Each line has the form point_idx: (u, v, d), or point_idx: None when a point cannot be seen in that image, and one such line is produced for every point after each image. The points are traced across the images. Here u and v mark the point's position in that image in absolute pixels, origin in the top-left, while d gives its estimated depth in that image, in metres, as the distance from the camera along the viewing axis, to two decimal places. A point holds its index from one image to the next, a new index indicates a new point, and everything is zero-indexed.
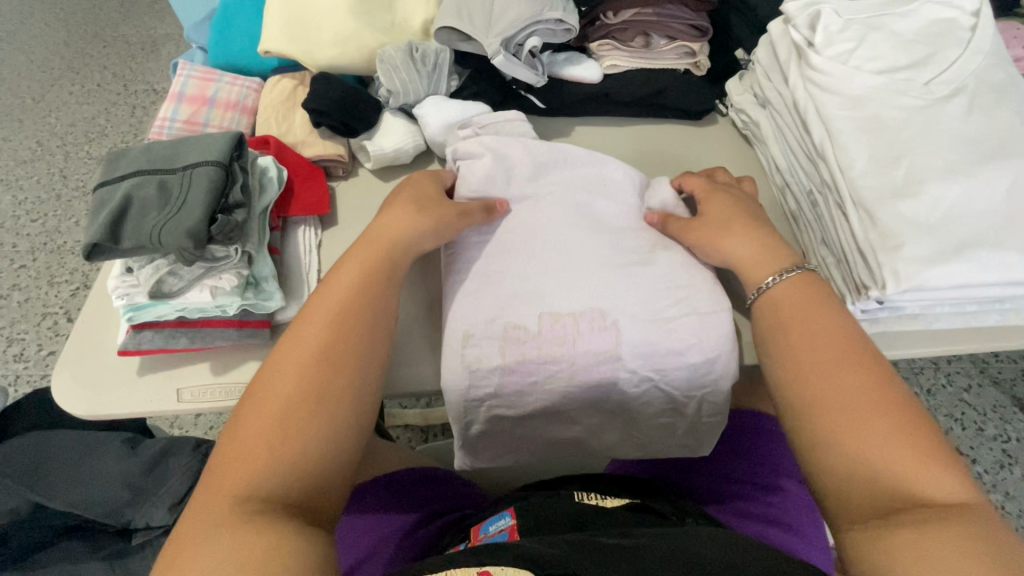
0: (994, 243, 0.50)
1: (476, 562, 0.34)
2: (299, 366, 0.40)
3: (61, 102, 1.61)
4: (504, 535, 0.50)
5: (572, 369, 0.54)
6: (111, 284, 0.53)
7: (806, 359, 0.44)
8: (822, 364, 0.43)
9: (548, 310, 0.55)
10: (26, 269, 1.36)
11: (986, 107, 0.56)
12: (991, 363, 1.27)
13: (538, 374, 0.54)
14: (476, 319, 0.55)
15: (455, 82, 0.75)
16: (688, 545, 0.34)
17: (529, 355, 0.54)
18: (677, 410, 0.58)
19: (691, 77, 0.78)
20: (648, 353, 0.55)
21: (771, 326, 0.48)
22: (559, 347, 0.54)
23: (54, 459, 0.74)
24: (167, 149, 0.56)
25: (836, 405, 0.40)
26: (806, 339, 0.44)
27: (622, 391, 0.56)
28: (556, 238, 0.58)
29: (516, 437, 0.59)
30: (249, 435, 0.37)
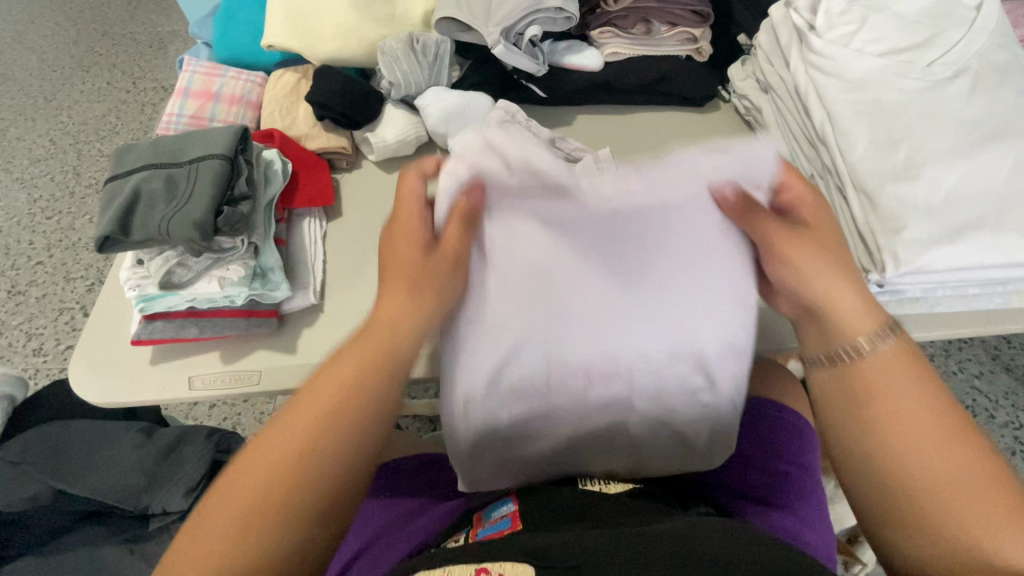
0: (994, 224, 0.50)
1: (475, 560, 0.36)
2: (281, 448, 0.37)
3: (72, 101, 1.63)
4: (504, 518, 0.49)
5: (582, 417, 0.49)
6: (125, 275, 0.55)
7: (890, 454, 0.39)
8: (905, 457, 0.39)
9: (558, 360, 0.47)
10: (43, 265, 1.39)
11: (989, 87, 0.55)
12: (1002, 350, 1.25)
13: (541, 427, 0.50)
14: (476, 379, 0.47)
15: (456, 73, 0.76)
16: (691, 537, 0.35)
17: (533, 410, 0.48)
18: (688, 446, 0.53)
19: (693, 63, 0.78)
20: (661, 399, 0.49)
21: (853, 403, 0.42)
22: (570, 401, 0.48)
23: (74, 446, 0.77)
24: (174, 142, 0.57)
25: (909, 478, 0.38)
26: (896, 417, 0.39)
27: (633, 435, 0.51)
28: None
29: None
30: (218, 522, 0.35)
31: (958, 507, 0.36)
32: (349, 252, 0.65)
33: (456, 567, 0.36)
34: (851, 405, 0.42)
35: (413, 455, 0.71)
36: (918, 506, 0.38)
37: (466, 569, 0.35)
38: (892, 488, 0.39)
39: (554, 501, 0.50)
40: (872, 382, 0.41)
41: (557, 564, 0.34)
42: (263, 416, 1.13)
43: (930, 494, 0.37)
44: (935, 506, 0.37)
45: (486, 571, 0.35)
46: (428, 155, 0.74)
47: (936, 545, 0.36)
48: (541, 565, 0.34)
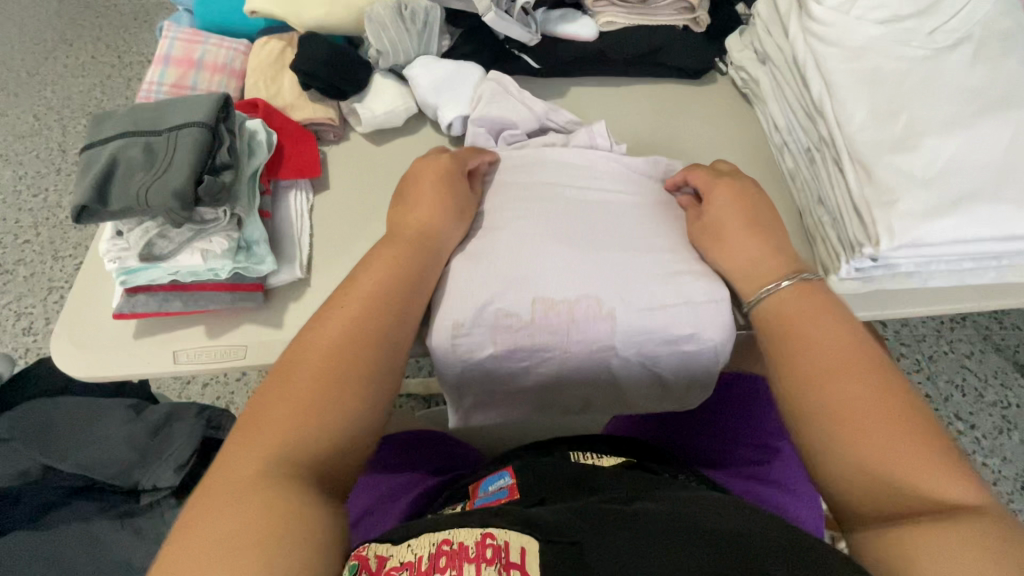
0: (991, 196, 0.49)
1: (479, 525, 0.35)
2: (321, 357, 0.39)
3: (56, 75, 1.59)
4: (502, 494, 0.49)
5: (564, 355, 0.55)
6: (104, 247, 0.53)
7: (803, 370, 0.41)
8: (817, 375, 0.40)
9: (541, 296, 0.54)
10: (30, 243, 1.36)
11: (991, 57, 0.54)
12: (994, 331, 1.26)
13: (528, 359, 0.55)
14: (466, 307, 0.53)
15: (446, 42, 0.73)
16: (690, 515, 0.35)
17: (521, 342, 0.54)
18: (667, 389, 0.59)
19: (690, 34, 0.75)
20: (642, 341, 0.55)
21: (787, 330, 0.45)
22: (552, 334, 0.54)
23: (63, 423, 0.77)
24: (153, 110, 0.55)
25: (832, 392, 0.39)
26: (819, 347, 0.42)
27: (614, 375, 0.57)
28: (555, 205, 0.58)
29: (511, 408, 0.60)
30: (274, 421, 0.36)
31: (869, 424, 0.37)
32: (336, 225, 0.64)
33: (459, 533, 0.35)
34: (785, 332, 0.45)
35: (402, 432, 0.72)
36: (834, 418, 0.38)
37: (470, 535, 0.34)
38: (808, 396, 0.40)
39: (548, 479, 0.50)
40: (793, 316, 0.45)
41: (558, 537, 0.33)
42: None
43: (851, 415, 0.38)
44: (845, 419, 0.38)
45: (491, 536, 0.34)
46: (417, 127, 0.72)
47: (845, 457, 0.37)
48: (545, 539, 0.33)
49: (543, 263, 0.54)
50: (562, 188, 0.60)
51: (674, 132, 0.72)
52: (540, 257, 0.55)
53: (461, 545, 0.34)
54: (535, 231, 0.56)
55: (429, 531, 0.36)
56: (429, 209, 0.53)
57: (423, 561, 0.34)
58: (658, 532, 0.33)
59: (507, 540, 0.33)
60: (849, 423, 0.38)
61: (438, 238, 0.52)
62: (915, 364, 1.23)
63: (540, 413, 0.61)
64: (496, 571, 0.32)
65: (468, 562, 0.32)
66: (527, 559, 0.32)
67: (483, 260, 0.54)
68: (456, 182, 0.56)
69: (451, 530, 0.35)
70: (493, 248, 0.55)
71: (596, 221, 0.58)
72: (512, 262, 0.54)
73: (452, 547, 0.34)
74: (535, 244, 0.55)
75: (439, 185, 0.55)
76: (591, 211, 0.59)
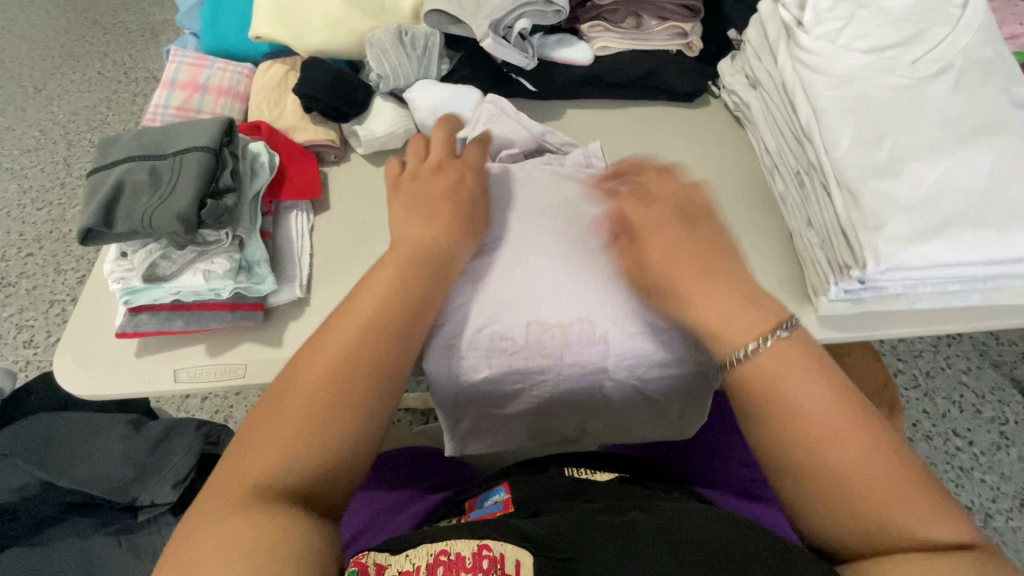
0: (974, 220, 0.50)
1: (476, 537, 0.36)
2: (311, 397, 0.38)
3: (63, 91, 1.62)
4: (497, 508, 0.50)
5: (558, 378, 0.56)
6: (108, 267, 0.54)
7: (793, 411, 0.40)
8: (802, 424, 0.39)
9: (536, 319, 0.55)
10: (34, 257, 1.38)
11: (973, 85, 0.56)
12: (990, 347, 1.27)
13: (523, 381, 0.56)
14: (463, 327, 0.54)
15: (445, 66, 0.75)
16: (677, 527, 0.36)
17: (515, 365, 0.55)
18: (660, 410, 0.60)
19: (683, 58, 0.77)
20: (634, 364, 0.55)
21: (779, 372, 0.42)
22: (548, 357, 0.55)
23: (64, 438, 0.78)
24: (159, 134, 0.57)
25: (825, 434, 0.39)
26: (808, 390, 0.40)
27: (607, 395, 0.58)
28: (548, 224, 0.57)
29: (507, 429, 0.60)
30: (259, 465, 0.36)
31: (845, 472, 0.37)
32: (336, 245, 0.65)
33: (456, 543, 0.36)
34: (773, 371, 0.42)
35: (399, 450, 0.73)
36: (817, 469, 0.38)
37: (466, 546, 0.36)
38: (788, 447, 0.39)
39: (541, 488, 0.51)
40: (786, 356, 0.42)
41: (551, 547, 0.35)
42: None
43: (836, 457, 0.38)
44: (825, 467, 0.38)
45: (487, 546, 0.36)
46: None
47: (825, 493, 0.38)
48: (538, 549, 0.35)
49: (537, 285, 0.55)
50: (555, 207, 0.59)
51: (668, 153, 0.73)
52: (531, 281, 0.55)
53: (458, 555, 0.35)
54: (529, 254, 0.56)
55: (428, 543, 0.37)
56: (437, 218, 0.50)
57: (422, 570, 0.35)
58: (645, 546, 0.34)
59: (501, 552, 0.35)
60: (829, 475, 0.38)
61: (447, 252, 0.49)
62: (911, 380, 1.24)
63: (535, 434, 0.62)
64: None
65: (465, 572, 0.34)
66: (521, 571, 0.34)
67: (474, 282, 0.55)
68: (471, 195, 0.53)
69: (450, 541, 0.36)
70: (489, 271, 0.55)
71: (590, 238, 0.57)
72: (507, 285, 0.55)
73: (449, 557, 0.35)
74: (529, 265, 0.55)
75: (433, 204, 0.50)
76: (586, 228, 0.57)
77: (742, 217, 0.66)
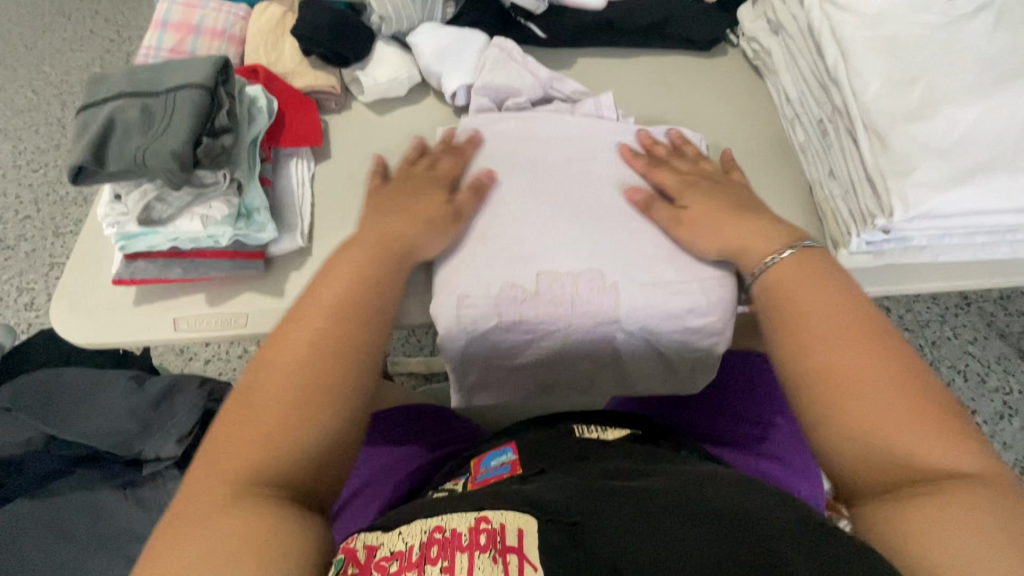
0: (1009, 166, 0.48)
1: (473, 512, 0.35)
2: (284, 374, 0.37)
3: (54, 50, 1.56)
4: (504, 470, 0.48)
5: (569, 329, 0.54)
6: (102, 211, 0.52)
7: (810, 342, 0.39)
8: (826, 338, 0.38)
9: (545, 269, 0.54)
10: (31, 219, 1.36)
11: (1013, 24, 0.52)
12: (998, 317, 1.25)
13: (533, 332, 0.54)
14: (473, 279, 0.53)
15: (451, 10, 0.71)
16: (695, 498, 0.34)
17: (526, 314, 0.53)
18: (670, 369, 0.59)
19: (702, 3, 0.73)
20: (646, 318, 0.54)
21: (783, 319, 0.41)
22: (559, 308, 0.54)
23: (63, 393, 0.77)
24: (151, 71, 0.54)
25: (843, 379, 0.36)
26: (819, 327, 0.39)
27: (618, 348, 0.56)
28: (566, 181, 0.58)
29: (514, 382, 0.59)
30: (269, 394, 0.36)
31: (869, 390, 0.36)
32: (338, 195, 0.63)
33: (453, 521, 0.34)
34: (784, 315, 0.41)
35: (402, 406, 0.70)
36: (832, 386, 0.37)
37: (464, 523, 0.34)
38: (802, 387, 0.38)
39: (549, 450, 0.51)
40: (790, 299, 0.42)
41: (558, 516, 0.34)
42: None
43: (865, 399, 0.35)
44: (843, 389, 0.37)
45: (486, 520, 0.34)
46: (421, 97, 0.71)
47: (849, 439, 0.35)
48: (543, 518, 0.33)
49: (546, 235, 0.55)
50: (563, 159, 0.59)
51: (683, 104, 0.70)
52: (543, 233, 0.55)
53: (454, 532, 0.33)
54: (536, 202, 0.56)
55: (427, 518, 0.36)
56: (411, 217, 0.50)
57: (414, 549, 0.33)
58: (663, 514, 0.33)
59: (502, 524, 0.33)
60: (842, 391, 0.36)
61: (415, 244, 0.49)
62: (917, 349, 1.23)
63: (543, 388, 0.61)
64: (492, 558, 0.31)
65: (461, 551, 0.32)
66: (525, 539, 0.32)
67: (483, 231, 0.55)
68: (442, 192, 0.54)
69: (445, 517, 0.35)
70: (499, 218, 0.55)
71: (601, 195, 0.58)
72: (516, 237, 0.55)
73: (444, 535, 0.33)
74: (538, 216, 0.56)
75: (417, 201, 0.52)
76: (594, 184, 0.58)
77: (760, 169, 0.64)
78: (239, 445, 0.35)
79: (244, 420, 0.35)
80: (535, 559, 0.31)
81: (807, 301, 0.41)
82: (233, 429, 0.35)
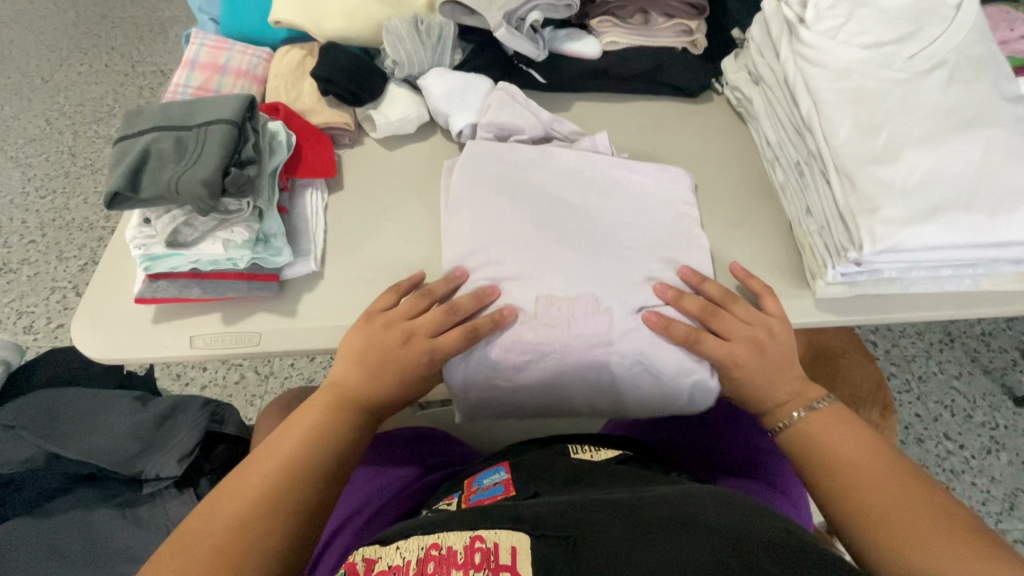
0: (966, 205, 0.53)
1: (469, 530, 0.37)
2: (270, 471, 0.44)
3: (71, 83, 1.63)
4: (499, 488, 0.51)
5: (565, 350, 0.57)
6: (130, 234, 0.56)
7: (842, 465, 0.46)
8: (860, 467, 0.45)
9: (545, 292, 0.58)
10: (36, 245, 1.39)
11: (966, 80, 0.58)
12: (981, 353, 1.29)
13: (532, 352, 0.57)
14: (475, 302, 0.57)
15: (458, 56, 0.77)
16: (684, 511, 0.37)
17: (524, 335, 0.57)
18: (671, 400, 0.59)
19: (689, 55, 0.80)
20: (637, 339, 0.57)
21: (807, 447, 0.49)
22: (554, 328, 0.57)
23: (68, 412, 0.78)
24: (183, 107, 0.59)
25: (854, 482, 0.44)
26: (854, 460, 0.46)
27: (613, 373, 0.58)
28: (565, 210, 0.63)
29: (511, 405, 0.61)
30: (257, 470, 0.45)
31: (887, 483, 0.43)
32: (350, 224, 0.67)
33: (449, 537, 0.38)
34: (814, 446, 0.49)
35: (406, 428, 0.74)
36: (892, 526, 0.40)
37: (460, 540, 0.37)
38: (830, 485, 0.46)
39: (545, 471, 0.53)
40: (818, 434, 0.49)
41: (557, 532, 0.36)
42: (255, 398, 1.16)
43: (876, 501, 0.42)
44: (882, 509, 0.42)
45: (481, 538, 0.37)
46: (428, 135, 0.76)
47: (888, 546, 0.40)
48: (539, 534, 0.36)
49: (545, 260, 0.59)
50: (563, 189, 0.64)
51: (672, 146, 0.76)
52: (541, 259, 0.59)
53: (450, 550, 0.36)
54: (538, 227, 0.61)
55: (431, 535, 0.39)
56: (380, 363, 0.53)
57: (412, 564, 0.37)
58: (656, 527, 0.36)
59: (496, 543, 0.36)
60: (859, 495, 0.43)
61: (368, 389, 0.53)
62: (904, 384, 1.26)
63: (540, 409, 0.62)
64: None
65: (457, 568, 0.35)
66: (518, 555, 0.35)
67: (485, 259, 0.59)
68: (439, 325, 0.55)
69: (442, 534, 0.38)
70: (501, 242, 0.60)
71: (598, 227, 0.62)
72: (516, 264, 0.59)
73: (441, 552, 0.37)
74: (539, 239, 0.60)
75: (398, 339, 0.54)
76: (591, 215, 0.63)
77: (744, 206, 0.69)
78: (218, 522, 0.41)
79: (224, 508, 0.42)
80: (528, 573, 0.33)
81: (839, 438, 0.48)
82: (214, 518, 0.41)
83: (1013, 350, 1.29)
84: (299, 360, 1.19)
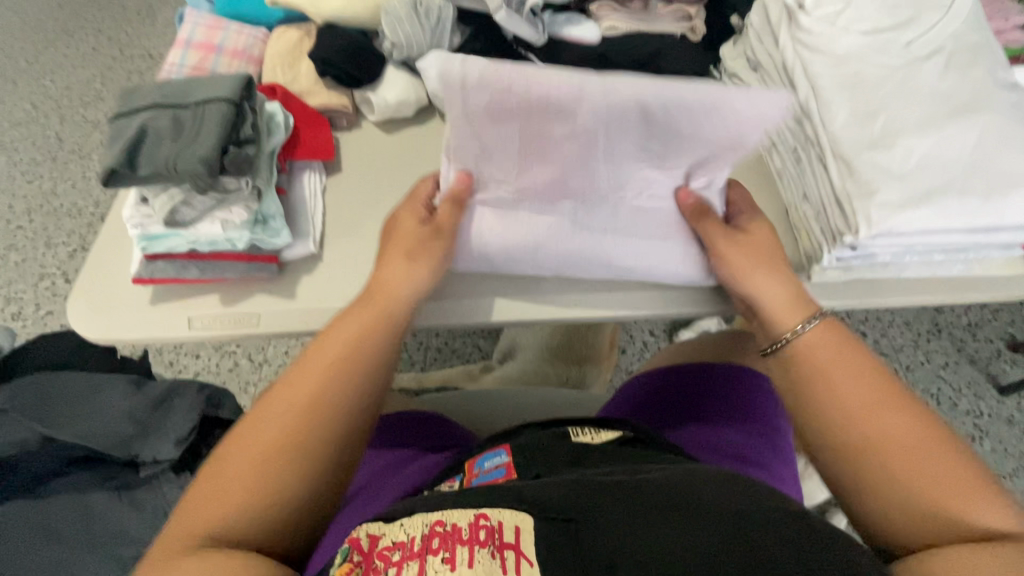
0: (959, 190, 0.53)
1: (473, 508, 0.37)
2: (287, 414, 0.44)
3: (57, 65, 1.60)
4: (501, 472, 0.51)
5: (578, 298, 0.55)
6: (128, 212, 0.56)
7: (841, 401, 0.46)
8: (862, 407, 0.45)
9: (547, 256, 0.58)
10: (23, 230, 1.37)
11: (961, 66, 0.59)
12: (968, 342, 1.31)
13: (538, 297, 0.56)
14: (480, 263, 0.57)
15: (457, 39, 0.76)
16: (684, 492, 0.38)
17: None
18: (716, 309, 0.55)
19: (688, 41, 0.80)
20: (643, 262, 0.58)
21: (806, 372, 0.49)
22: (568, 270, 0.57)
23: (60, 395, 0.76)
24: (180, 84, 0.58)
25: (851, 418, 0.45)
26: (852, 394, 0.46)
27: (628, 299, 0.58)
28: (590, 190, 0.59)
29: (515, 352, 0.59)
30: (273, 419, 0.44)
31: (889, 426, 0.44)
32: (348, 206, 0.67)
33: (454, 514, 0.37)
34: (816, 378, 0.48)
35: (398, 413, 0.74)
36: (887, 472, 0.43)
37: (465, 517, 0.36)
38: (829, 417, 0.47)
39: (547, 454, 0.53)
40: (822, 361, 0.49)
41: (555, 511, 0.36)
42: (248, 385, 1.16)
43: (870, 440, 0.44)
44: (903, 470, 0.42)
45: (485, 517, 0.36)
46: (427, 119, 0.76)
47: (879, 484, 0.43)
48: (543, 512, 0.36)
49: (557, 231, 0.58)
50: None
51: None
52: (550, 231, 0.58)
53: (454, 527, 0.35)
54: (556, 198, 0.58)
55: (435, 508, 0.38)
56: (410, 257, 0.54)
57: (417, 540, 0.35)
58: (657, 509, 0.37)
59: (500, 522, 0.35)
60: (854, 434, 0.45)
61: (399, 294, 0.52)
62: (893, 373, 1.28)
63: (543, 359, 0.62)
64: (490, 552, 0.33)
65: (461, 544, 0.34)
66: (523, 535, 0.34)
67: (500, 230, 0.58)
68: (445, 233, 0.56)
69: (445, 511, 0.37)
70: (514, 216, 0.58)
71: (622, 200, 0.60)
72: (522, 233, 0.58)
73: (445, 528, 0.35)
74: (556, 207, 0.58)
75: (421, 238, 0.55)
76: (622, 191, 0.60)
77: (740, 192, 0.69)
78: (239, 466, 0.42)
79: (238, 456, 0.43)
80: (532, 552, 0.33)
81: (841, 368, 0.48)
82: (234, 455, 0.43)
83: (998, 339, 1.32)
84: (293, 347, 1.19)
